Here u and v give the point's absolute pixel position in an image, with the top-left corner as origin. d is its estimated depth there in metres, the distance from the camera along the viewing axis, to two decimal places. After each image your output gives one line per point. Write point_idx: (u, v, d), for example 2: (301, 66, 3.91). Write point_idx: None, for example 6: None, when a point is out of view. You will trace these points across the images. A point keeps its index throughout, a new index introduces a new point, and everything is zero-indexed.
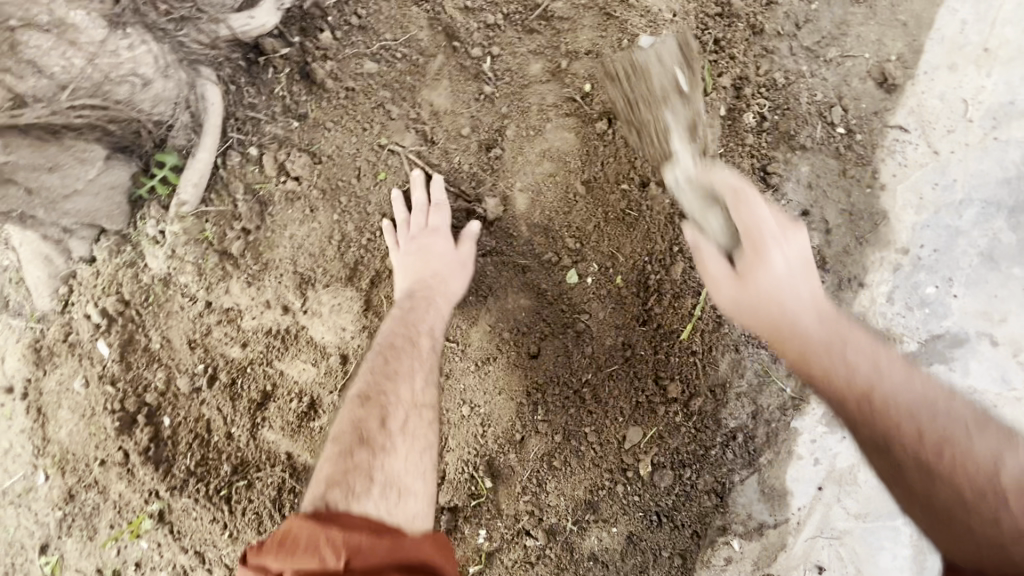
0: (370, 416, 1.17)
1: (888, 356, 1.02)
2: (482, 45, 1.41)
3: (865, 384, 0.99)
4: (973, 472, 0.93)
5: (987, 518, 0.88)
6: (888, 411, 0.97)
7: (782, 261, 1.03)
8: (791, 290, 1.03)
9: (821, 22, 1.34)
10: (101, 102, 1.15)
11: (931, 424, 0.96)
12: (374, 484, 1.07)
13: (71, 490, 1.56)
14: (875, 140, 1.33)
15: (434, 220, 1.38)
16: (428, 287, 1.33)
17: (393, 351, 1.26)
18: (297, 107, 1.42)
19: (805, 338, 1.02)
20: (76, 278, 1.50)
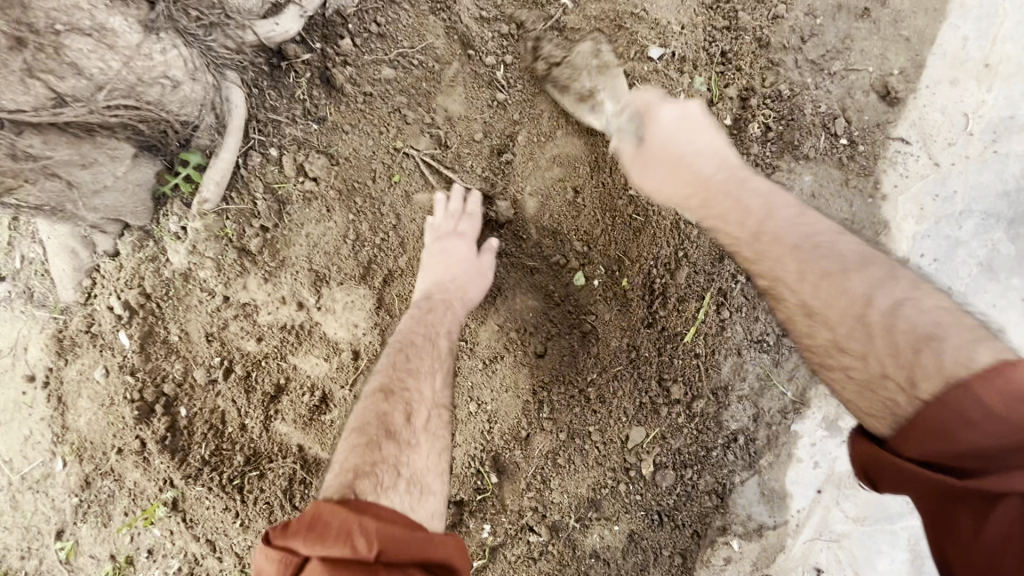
0: (396, 411, 1.17)
1: (784, 203, 1.08)
2: (496, 53, 1.46)
3: (751, 231, 1.07)
4: (850, 300, 0.92)
5: (858, 352, 0.90)
6: (770, 253, 1.03)
7: (671, 117, 1.27)
8: (687, 138, 1.24)
9: (826, 36, 1.38)
10: (134, 102, 1.19)
11: (816, 264, 0.97)
12: (399, 479, 1.07)
13: (88, 477, 1.61)
14: (878, 152, 1.36)
15: (461, 226, 1.42)
16: (446, 290, 1.36)
17: (414, 349, 1.27)
18: (316, 110, 1.47)
19: (698, 176, 1.19)
20: (99, 271, 1.55)
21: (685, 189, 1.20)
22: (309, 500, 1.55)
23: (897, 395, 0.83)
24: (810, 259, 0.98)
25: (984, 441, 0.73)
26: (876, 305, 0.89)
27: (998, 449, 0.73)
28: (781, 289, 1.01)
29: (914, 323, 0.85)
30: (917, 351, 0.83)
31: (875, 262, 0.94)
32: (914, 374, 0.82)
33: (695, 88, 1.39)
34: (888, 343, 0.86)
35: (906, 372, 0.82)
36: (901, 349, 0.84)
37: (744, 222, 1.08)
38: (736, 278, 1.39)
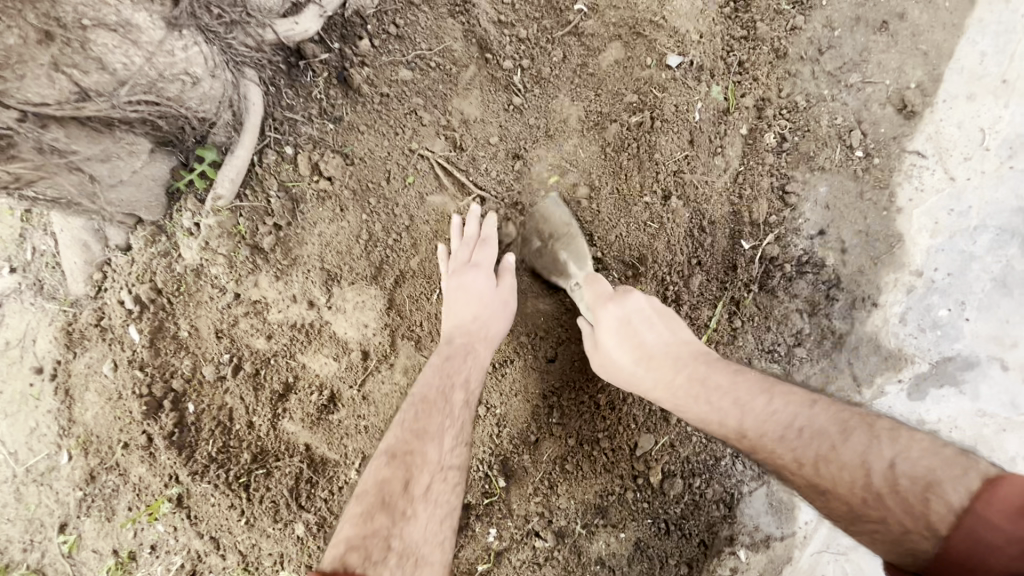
0: (397, 476, 1.17)
1: (749, 386, 1.12)
2: (513, 57, 1.46)
3: (737, 428, 1.08)
4: (846, 475, 0.97)
5: (878, 518, 0.93)
6: (763, 449, 1.05)
7: (613, 322, 1.25)
8: (650, 333, 1.24)
9: (844, 48, 1.38)
10: (154, 98, 1.20)
11: (807, 445, 1.02)
12: (391, 554, 1.06)
13: (93, 471, 1.60)
14: (893, 165, 1.36)
15: (478, 258, 1.40)
16: (469, 331, 1.35)
17: (428, 407, 1.26)
18: (332, 109, 1.48)
19: (670, 382, 1.18)
20: (111, 265, 1.55)
21: (663, 391, 1.19)
22: (315, 499, 1.55)
23: (923, 545, 0.86)
24: (796, 438, 1.03)
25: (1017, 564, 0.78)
26: (874, 464, 0.95)
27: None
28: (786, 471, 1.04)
29: (912, 475, 0.91)
30: (926, 497, 0.88)
31: (850, 420, 1.01)
32: (930, 518, 0.86)
33: (712, 97, 1.40)
34: (900, 501, 0.91)
35: (924, 524, 0.87)
36: (911, 500, 0.89)
37: (724, 423, 1.10)
38: (748, 288, 1.40)
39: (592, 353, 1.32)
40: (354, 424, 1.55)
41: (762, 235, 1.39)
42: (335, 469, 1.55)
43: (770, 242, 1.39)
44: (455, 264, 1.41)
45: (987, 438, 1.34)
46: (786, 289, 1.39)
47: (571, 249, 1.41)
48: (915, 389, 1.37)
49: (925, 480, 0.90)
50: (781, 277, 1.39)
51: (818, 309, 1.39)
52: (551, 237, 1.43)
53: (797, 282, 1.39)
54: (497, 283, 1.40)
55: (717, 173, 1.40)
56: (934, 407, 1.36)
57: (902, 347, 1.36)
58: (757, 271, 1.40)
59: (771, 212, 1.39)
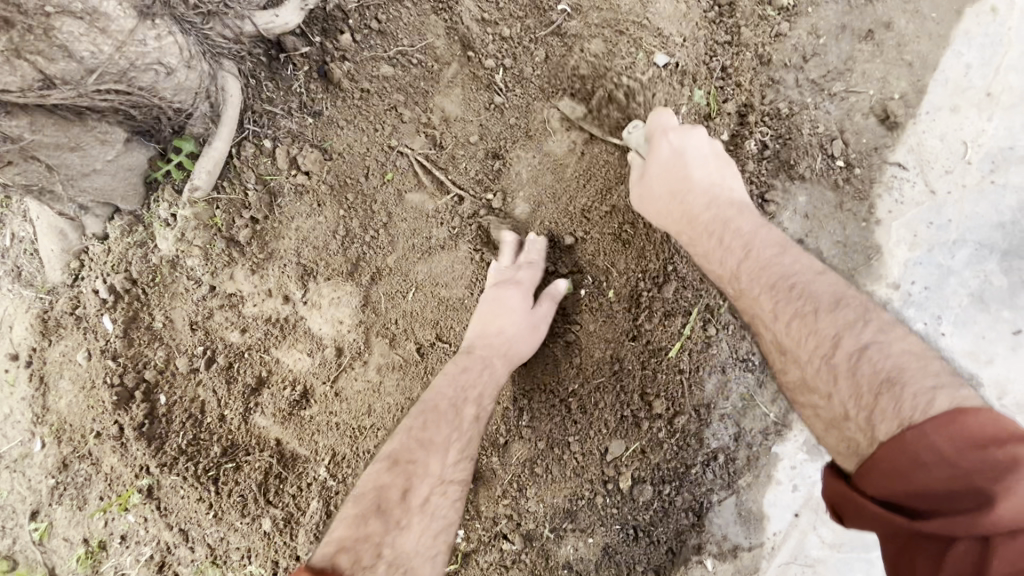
0: (396, 484, 1.20)
1: (769, 242, 1.14)
2: (495, 56, 1.45)
3: (735, 269, 1.15)
4: (819, 340, 0.97)
5: (825, 392, 0.94)
6: (750, 291, 1.11)
7: (666, 154, 1.27)
8: (698, 170, 1.26)
9: (828, 56, 1.36)
10: (125, 87, 1.18)
11: (793, 303, 1.03)
12: (380, 560, 1.09)
13: (65, 459, 1.60)
14: (874, 176, 1.35)
15: (519, 278, 1.39)
16: (491, 344, 1.36)
17: (436, 416, 1.30)
18: (313, 104, 1.47)
19: (686, 220, 1.25)
20: (87, 254, 1.55)
21: (676, 223, 1.26)
22: (283, 495, 1.54)
23: (853, 431, 0.87)
24: (788, 294, 1.05)
25: (939, 482, 0.74)
26: (845, 345, 0.94)
27: (948, 490, 0.74)
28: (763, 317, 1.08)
29: (879, 366, 0.89)
30: (880, 393, 0.86)
31: (853, 303, 0.99)
32: (874, 413, 0.85)
33: (695, 101, 1.37)
34: (854, 385, 0.90)
35: (866, 412, 0.86)
36: (864, 389, 0.89)
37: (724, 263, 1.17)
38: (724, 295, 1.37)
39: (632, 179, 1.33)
40: (326, 421, 1.54)
41: None
42: (305, 465, 1.54)
43: None
44: (496, 276, 1.41)
45: None
46: None
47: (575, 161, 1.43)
48: None
49: (890, 380, 0.87)
50: None
51: None
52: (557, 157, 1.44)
53: None
54: (534, 306, 1.38)
55: None
56: None
57: None
58: None
59: None
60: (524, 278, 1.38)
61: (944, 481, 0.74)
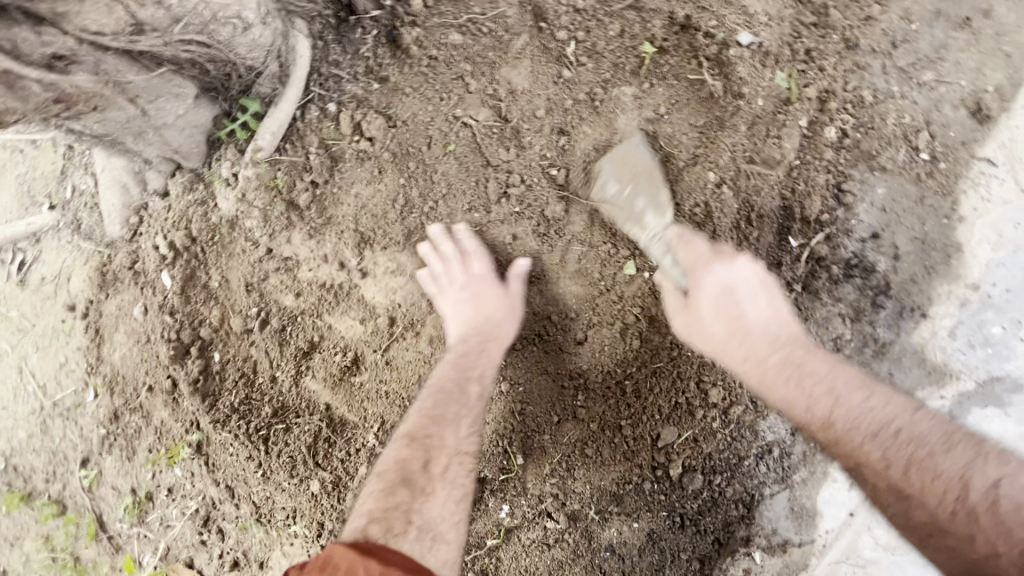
0: (415, 459, 1.27)
1: (849, 377, 1.13)
2: (568, 28, 1.41)
3: (825, 417, 1.10)
4: (945, 485, 1.00)
5: (964, 536, 0.97)
6: (850, 441, 1.07)
7: (715, 289, 1.24)
8: (755, 305, 1.23)
9: (918, 43, 1.31)
10: (206, 40, 1.18)
11: (901, 449, 1.04)
12: (410, 526, 1.19)
13: (117, 410, 1.63)
14: (959, 171, 1.30)
15: (473, 269, 1.40)
16: (483, 333, 1.36)
17: (443, 397, 1.31)
18: (379, 69, 1.46)
19: (760, 357, 1.18)
20: (147, 210, 1.56)
21: (751, 368, 1.18)
22: (332, 459, 1.55)
23: (1010, 571, 0.92)
24: (893, 440, 1.05)
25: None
26: (975, 484, 0.98)
27: None
28: (867, 465, 1.06)
29: (1014, 501, 0.95)
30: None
31: (956, 436, 1.03)
32: None
33: (775, 84, 1.32)
34: (995, 522, 0.95)
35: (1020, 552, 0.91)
36: (1013, 528, 0.94)
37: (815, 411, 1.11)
38: (792, 287, 1.33)
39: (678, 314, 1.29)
40: (376, 389, 1.54)
41: (812, 233, 1.33)
42: (353, 431, 1.56)
43: (819, 242, 1.33)
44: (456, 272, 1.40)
45: None
46: (830, 292, 1.33)
47: (653, 196, 1.35)
48: (957, 407, 1.30)
49: None
50: (827, 279, 1.33)
51: (864, 316, 1.32)
52: (630, 185, 1.36)
53: (844, 286, 1.33)
54: (504, 289, 1.40)
55: (772, 165, 1.33)
56: (976, 428, 1.29)
57: (949, 362, 1.30)
58: (805, 269, 1.33)
59: (824, 211, 1.33)
60: (479, 268, 1.40)
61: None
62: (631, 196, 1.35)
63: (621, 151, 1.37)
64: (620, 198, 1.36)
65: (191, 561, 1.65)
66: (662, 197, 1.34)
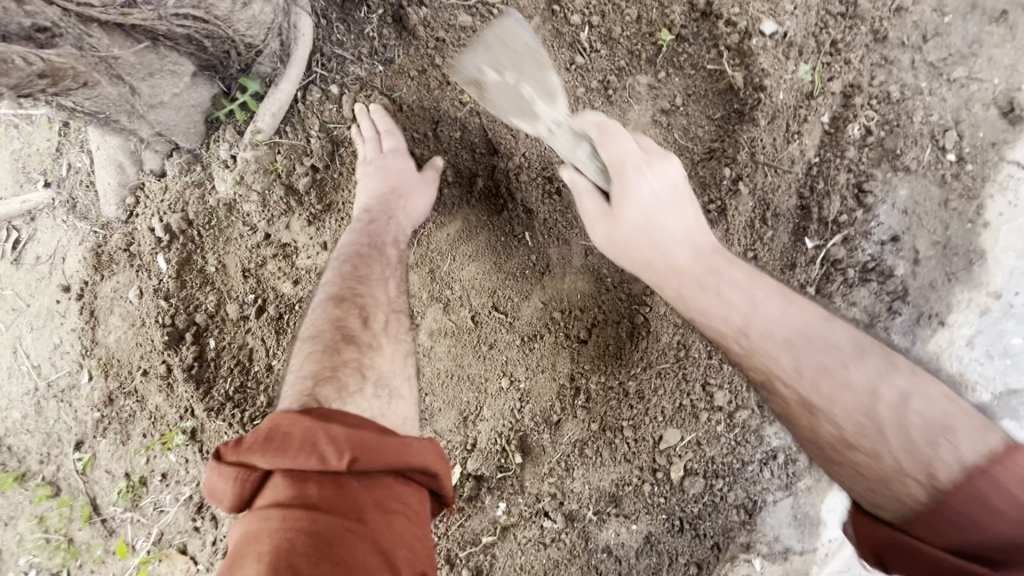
0: (350, 318, 1.19)
1: (765, 287, 1.03)
2: (583, 12, 1.34)
3: (740, 326, 1.00)
4: (856, 396, 0.89)
5: (870, 452, 0.85)
6: (761, 350, 0.96)
7: (642, 198, 1.07)
8: (669, 212, 1.08)
9: (951, 38, 1.24)
10: (204, 15, 1.12)
11: (812, 356, 0.94)
12: (365, 381, 1.09)
13: (111, 394, 1.61)
14: (987, 173, 1.24)
15: (387, 146, 1.39)
16: (394, 201, 1.35)
17: (364, 259, 1.28)
18: (384, 50, 1.40)
19: (678, 266, 1.06)
20: (143, 190, 1.52)
21: (667, 273, 1.07)
22: None
23: (911, 489, 0.79)
24: (804, 348, 0.95)
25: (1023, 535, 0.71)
26: (884, 397, 0.87)
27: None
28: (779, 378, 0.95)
29: (926, 416, 0.84)
30: (933, 443, 0.80)
31: (871, 351, 0.93)
32: (933, 466, 0.78)
33: (798, 77, 1.26)
34: (905, 439, 0.83)
35: (925, 469, 0.78)
36: (917, 440, 0.82)
37: (728, 316, 1.01)
38: (804, 289, 1.30)
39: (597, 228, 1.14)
40: None
41: (829, 235, 1.28)
42: None
43: (836, 244, 1.28)
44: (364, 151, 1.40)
45: None
46: (844, 296, 1.29)
47: (539, 81, 1.25)
48: None
49: (941, 426, 0.82)
50: (842, 282, 1.29)
51: (878, 322, 1.28)
52: (512, 68, 1.26)
53: (858, 290, 1.28)
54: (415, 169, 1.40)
55: (789, 163, 1.28)
56: None
57: (965, 373, 1.26)
58: (817, 272, 1.30)
59: (842, 211, 1.28)
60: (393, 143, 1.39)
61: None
62: (515, 82, 1.25)
63: (500, 29, 1.27)
64: (503, 86, 1.25)
65: (184, 547, 1.64)
66: (550, 82, 1.26)
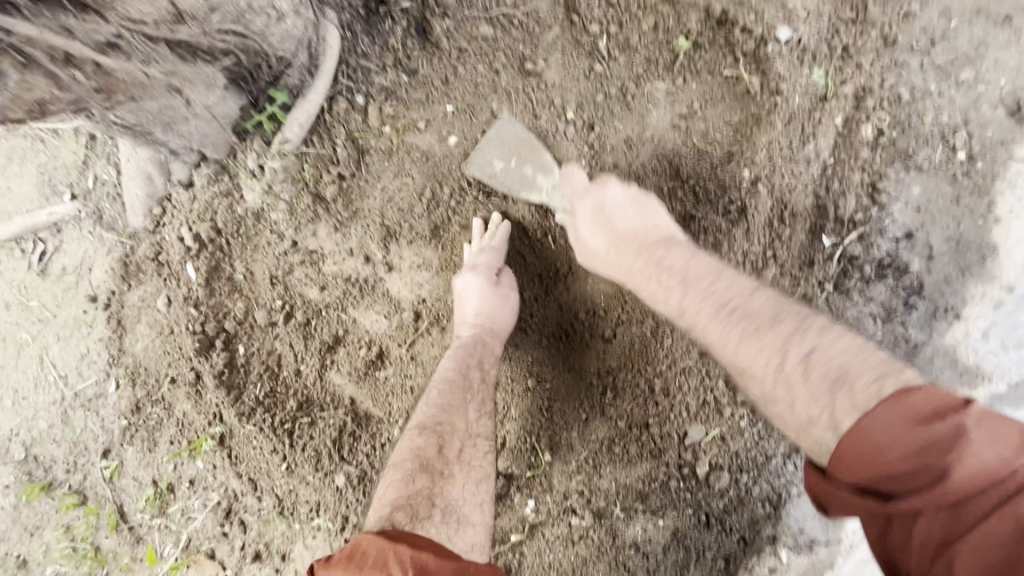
0: (429, 444, 1.26)
1: (701, 268, 1.15)
2: (601, 22, 1.38)
3: (678, 305, 1.12)
4: (771, 353, 0.96)
5: (786, 404, 0.93)
6: (698, 323, 1.08)
7: (586, 211, 1.32)
8: (623, 217, 1.29)
9: (958, 41, 1.29)
10: (242, 30, 1.18)
11: (736, 324, 1.02)
12: (435, 510, 1.17)
13: (138, 402, 1.63)
14: (997, 171, 1.28)
15: (478, 262, 1.38)
16: (476, 325, 1.35)
17: (449, 383, 1.32)
18: (408, 61, 1.44)
19: (627, 257, 1.23)
20: (171, 201, 1.55)
21: (619, 269, 1.26)
22: (357, 453, 1.56)
23: (824, 435, 0.85)
24: (731, 317, 1.03)
25: (898, 461, 0.77)
26: (794, 352, 0.94)
27: (908, 467, 0.76)
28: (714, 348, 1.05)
29: (830, 367, 0.90)
30: (834, 390, 0.87)
31: (790, 315, 1.00)
32: (834, 411, 0.85)
33: (812, 80, 1.31)
34: (812, 387, 0.90)
35: (829, 414, 0.85)
36: (821, 391, 0.88)
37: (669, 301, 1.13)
38: (822, 286, 1.34)
39: (568, 237, 1.38)
40: (400, 383, 1.55)
41: (846, 233, 1.32)
42: (378, 426, 1.56)
43: (852, 241, 1.32)
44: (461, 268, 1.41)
45: None
46: (862, 292, 1.33)
47: (540, 162, 1.43)
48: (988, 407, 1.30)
49: (841, 375, 0.88)
50: (859, 279, 1.32)
51: (895, 316, 1.32)
52: (514, 159, 1.43)
53: (876, 286, 1.32)
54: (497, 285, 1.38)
55: (804, 164, 1.32)
56: None
57: (981, 364, 1.30)
58: (835, 270, 1.33)
59: (858, 210, 1.32)
60: (484, 260, 1.37)
61: (904, 461, 0.77)
62: (518, 166, 1.43)
63: (500, 125, 1.44)
64: (509, 170, 1.43)
65: (213, 552, 1.66)
66: (547, 161, 1.43)
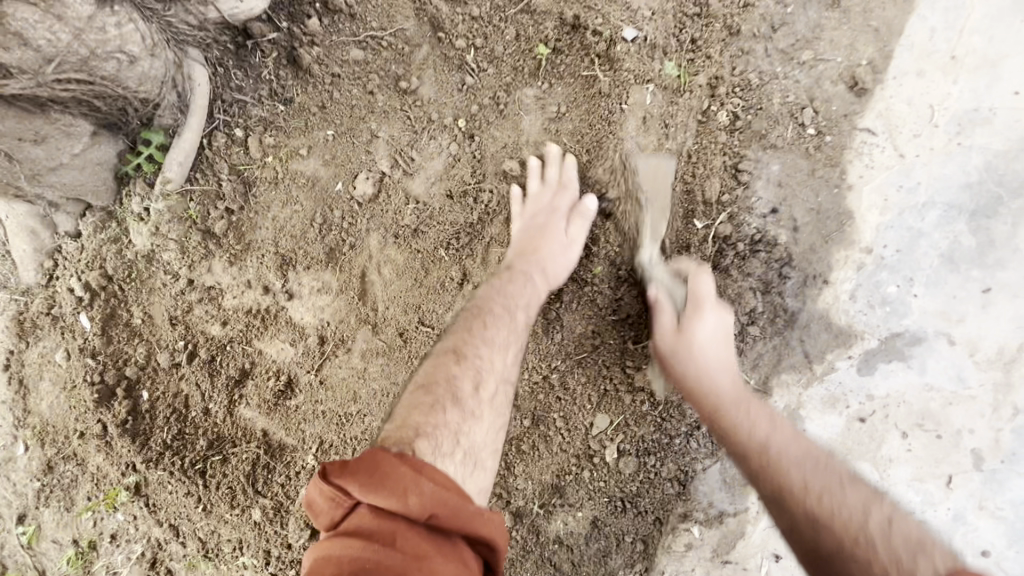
0: (463, 376, 1.13)
1: (783, 427, 1.20)
2: (466, 36, 1.43)
3: (761, 445, 1.16)
4: (852, 513, 1.02)
5: (861, 557, 0.96)
6: (776, 463, 1.12)
7: (709, 324, 1.29)
8: (713, 349, 1.28)
9: (796, 25, 1.36)
10: (87, 77, 1.20)
11: (822, 475, 1.10)
12: (458, 449, 1.03)
13: (49, 461, 1.58)
14: (844, 142, 1.36)
15: (559, 201, 1.39)
16: (528, 261, 1.34)
17: (491, 317, 1.24)
18: (282, 91, 1.46)
19: (718, 395, 1.24)
20: (61, 253, 1.52)
21: (699, 398, 1.26)
22: (272, 485, 1.55)
23: None
24: (814, 467, 1.11)
25: None
26: (874, 513, 1.02)
27: None
28: (787, 488, 1.09)
29: (908, 534, 0.97)
30: (913, 552, 0.93)
31: (863, 482, 1.09)
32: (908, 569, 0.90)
33: (665, 74, 1.38)
34: (889, 547, 0.95)
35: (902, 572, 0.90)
36: (899, 549, 0.94)
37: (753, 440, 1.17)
38: None
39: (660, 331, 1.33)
40: (312, 409, 1.54)
41: (716, 215, 1.38)
42: (292, 454, 1.55)
43: (723, 222, 1.38)
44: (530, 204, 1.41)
45: (934, 412, 1.36)
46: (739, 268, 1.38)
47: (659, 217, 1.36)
48: (864, 364, 1.37)
49: (918, 540, 0.95)
50: (735, 256, 1.38)
51: (772, 288, 1.38)
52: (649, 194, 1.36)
53: (750, 262, 1.38)
54: (568, 224, 1.38)
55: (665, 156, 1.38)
56: (884, 382, 1.37)
57: (853, 325, 1.37)
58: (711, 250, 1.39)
59: (724, 191, 1.38)
60: (557, 203, 1.39)
61: None
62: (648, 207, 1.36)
63: (656, 157, 1.37)
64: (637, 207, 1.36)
65: None
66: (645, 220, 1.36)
